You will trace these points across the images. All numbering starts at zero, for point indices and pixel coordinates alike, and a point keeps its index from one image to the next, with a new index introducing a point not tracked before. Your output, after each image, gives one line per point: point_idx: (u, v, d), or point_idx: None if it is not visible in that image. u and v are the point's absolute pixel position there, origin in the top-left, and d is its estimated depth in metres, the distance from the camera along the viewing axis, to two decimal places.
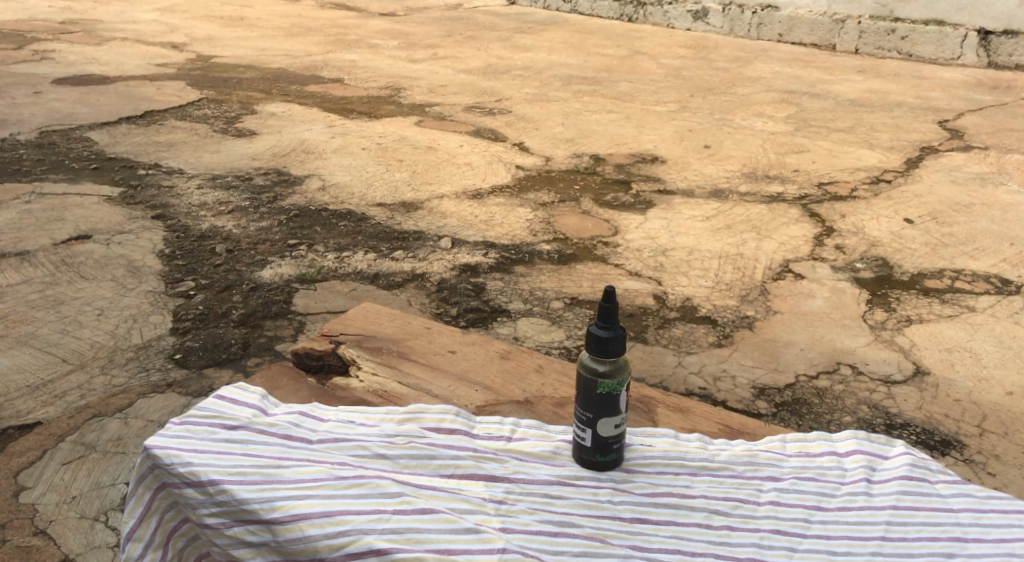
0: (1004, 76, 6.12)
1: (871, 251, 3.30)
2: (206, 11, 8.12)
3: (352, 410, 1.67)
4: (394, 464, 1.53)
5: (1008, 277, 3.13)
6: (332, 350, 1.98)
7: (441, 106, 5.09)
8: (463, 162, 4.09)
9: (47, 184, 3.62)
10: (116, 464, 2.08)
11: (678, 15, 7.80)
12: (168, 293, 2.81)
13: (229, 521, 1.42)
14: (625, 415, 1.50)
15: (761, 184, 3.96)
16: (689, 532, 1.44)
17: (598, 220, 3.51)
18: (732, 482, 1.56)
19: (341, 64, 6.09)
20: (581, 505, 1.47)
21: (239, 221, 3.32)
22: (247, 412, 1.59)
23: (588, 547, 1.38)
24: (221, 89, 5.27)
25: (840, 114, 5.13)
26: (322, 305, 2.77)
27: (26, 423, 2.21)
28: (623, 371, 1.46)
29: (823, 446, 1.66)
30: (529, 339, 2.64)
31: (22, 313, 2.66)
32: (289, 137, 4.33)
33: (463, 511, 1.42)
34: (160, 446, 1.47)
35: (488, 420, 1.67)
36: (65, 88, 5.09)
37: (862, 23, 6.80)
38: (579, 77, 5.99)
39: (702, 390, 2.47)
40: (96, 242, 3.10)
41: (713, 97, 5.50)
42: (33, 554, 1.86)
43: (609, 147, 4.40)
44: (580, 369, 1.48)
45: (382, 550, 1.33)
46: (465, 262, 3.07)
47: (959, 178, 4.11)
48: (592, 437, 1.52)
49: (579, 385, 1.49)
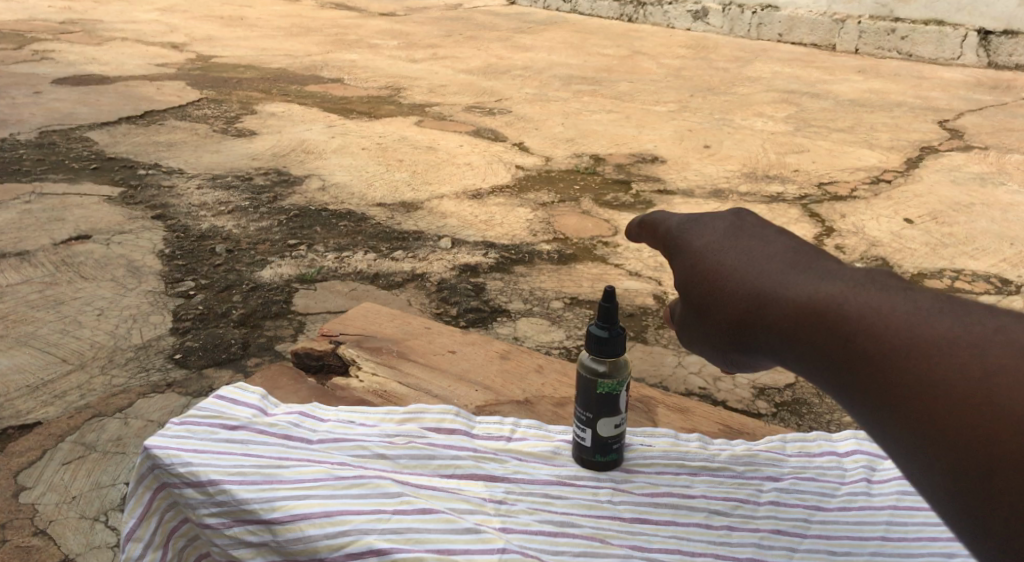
0: (1004, 76, 6.12)
1: (871, 251, 3.30)
2: (207, 11, 8.12)
3: (352, 410, 1.67)
4: (394, 464, 1.53)
5: (1009, 277, 3.13)
6: (332, 350, 1.97)
7: (441, 106, 5.09)
8: (463, 162, 4.09)
9: (47, 184, 3.62)
10: (116, 464, 2.08)
11: (678, 15, 7.80)
12: (168, 293, 2.81)
13: (229, 521, 1.41)
14: (625, 415, 1.51)
15: (761, 184, 3.95)
16: (689, 532, 1.44)
17: (598, 219, 3.51)
18: (733, 481, 1.56)
19: (341, 64, 6.08)
20: (581, 505, 1.47)
21: (240, 221, 3.32)
22: (247, 412, 1.59)
23: (588, 547, 1.38)
24: (221, 89, 5.28)
25: (839, 114, 5.13)
26: (323, 305, 2.77)
27: (26, 423, 2.20)
28: (623, 371, 1.47)
29: (824, 447, 1.67)
30: (530, 340, 2.64)
31: (22, 313, 2.65)
32: (288, 137, 4.33)
33: (464, 511, 1.42)
34: (160, 446, 1.46)
35: (488, 420, 1.68)
36: (65, 89, 5.09)
37: (862, 23, 6.81)
38: (579, 77, 5.98)
39: (703, 390, 2.47)
40: (97, 242, 3.10)
41: (713, 97, 5.49)
42: (33, 554, 1.85)
43: (609, 147, 4.40)
44: (580, 369, 1.49)
45: (382, 550, 1.32)
46: (465, 262, 3.07)
47: (959, 178, 4.11)
48: (592, 438, 1.52)
49: (579, 386, 1.50)
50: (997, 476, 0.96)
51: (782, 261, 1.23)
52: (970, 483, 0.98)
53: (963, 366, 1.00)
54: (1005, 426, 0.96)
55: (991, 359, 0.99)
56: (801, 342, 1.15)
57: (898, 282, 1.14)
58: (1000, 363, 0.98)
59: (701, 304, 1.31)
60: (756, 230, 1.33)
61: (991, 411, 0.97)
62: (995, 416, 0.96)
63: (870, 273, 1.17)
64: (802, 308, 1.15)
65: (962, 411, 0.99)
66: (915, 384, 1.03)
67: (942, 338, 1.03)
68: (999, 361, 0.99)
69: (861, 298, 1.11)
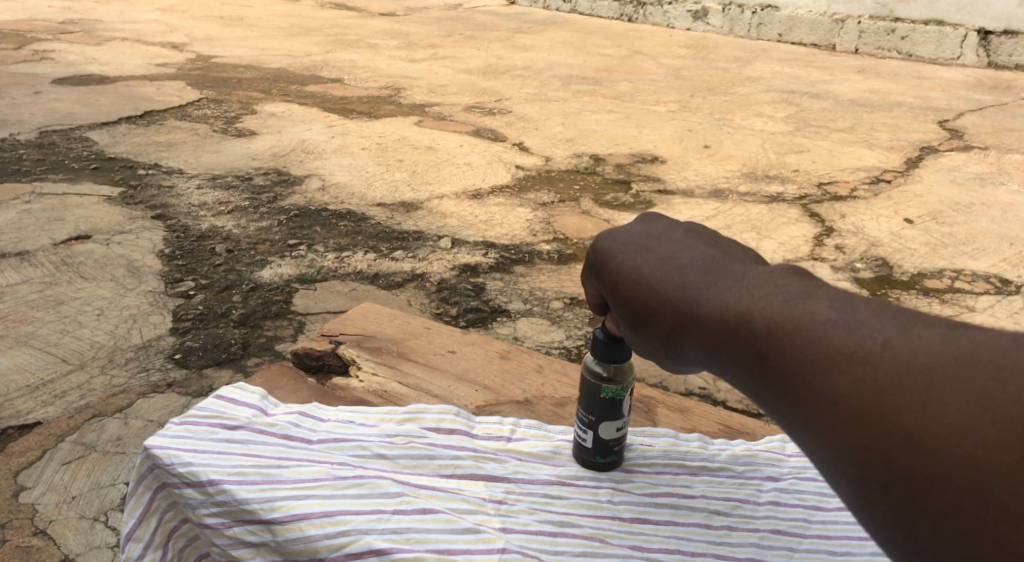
0: (1003, 76, 6.13)
1: (871, 251, 3.30)
2: (208, 11, 8.12)
3: (352, 410, 1.67)
4: (394, 464, 1.53)
5: (1009, 277, 3.13)
6: (332, 351, 1.97)
7: (441, 106, 5.09)
8: (463, 162, 4.09)
9: (47, 184, 3.62)
10: (116, 464, 2.08)
11: (678, 15, 7.79)
12: (168, 293, 2.81)
13: (229, 521, 1.41)
14: (626, 418, 1.52)
15: (761, 183, 3.95)
16: (689, 532, 1.44)
17: (598, 219, 3.51)
18: (732, 481, 1.56)
19: (341, 64, 6.08)
20: (581, 505, 1.48)
21: (240, 221, 3.32)
22: (247, 412, 1.59)
23: (588, 546, 1.38)
24: (221, 88, 5.28)
25: (839, 114, 5.13)
26: (322, 305, 2.78)
27: (26, 423, 2.20)
28: (628, 375, 1.49)
29: None
30: (530, 340, 2.64)
31: (22, 313, 2.65)
32: (288, 137, 4.33)
33: (463, 511, 1.43)
34: (160, 446, 1.46)
35: (488, 420, 1.68)
36: (65, 89, 5.09)
37: (862, 23, 6.81)
38: (579, 77, 5.98)
39: (702, 390, 2.47)
40: (97, 242, 3.10)
41: (713, 97, 5.49)
42: (33, 554, 1.86)
43: (609, 147, 4.40)
44: (584, 372, 1.50)
45: (382, 550, 1.32)
46: (465, 262, 3.07)
47: (959, 178, 4.12)
48: (594, 440, 1.52)
49: (584, 388, 1.51)
50: (896, 488, 0.95)
51: (695, 269, 1.23)
52: (870, 494, 0.97)
53: (857, 371, 0.99)
54: (899, 438, 0.95)
55: (882, 368, 0.98)
56: (711, 350, 1.15)
57: (799, 283, 1.12)
58: (889, 370, 0.97)
59: (624, 311, 1.32)
60: (670, 238, 1.32)
61: (883, 423, 0.96)
62: (887, 427, 0.95)
63: (774, 274, 1.16)
64: (707, 315, 1.15)
65: (855, 421, 0.98)
66: (811, 396, 1.02)
67: (838, 345, 1.01)
68: (889, 369, 0.97)
69: (761, 304, 1.10)
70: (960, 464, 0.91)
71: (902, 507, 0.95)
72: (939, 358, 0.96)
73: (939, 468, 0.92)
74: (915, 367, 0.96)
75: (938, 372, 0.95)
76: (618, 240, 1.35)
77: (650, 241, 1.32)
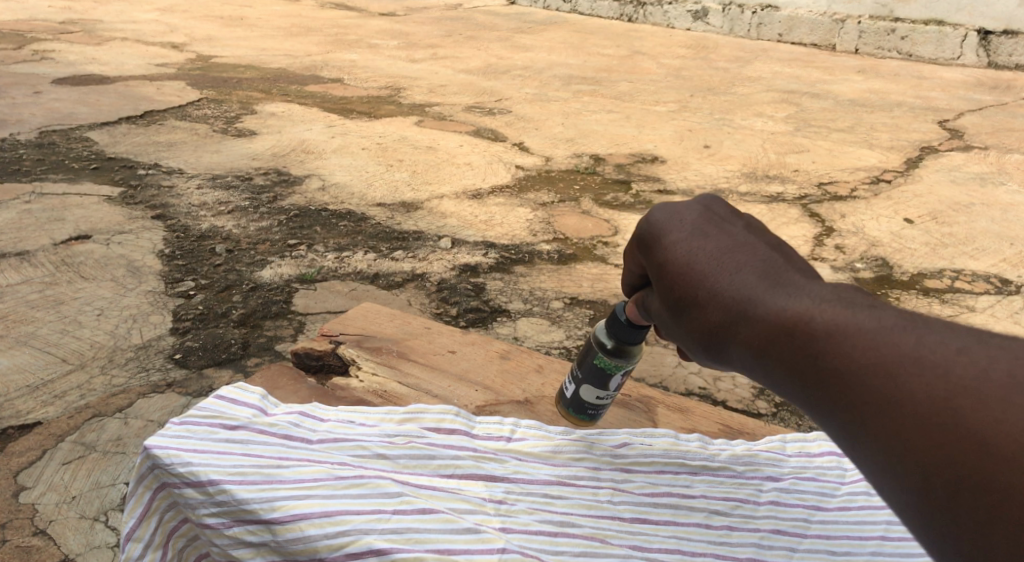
0: (1003, 76, 6.13)
1: (871, 251, 3.30)
2: (207, 11, 8.11)
3: (352, 410, 1.67)
4: (394, 464, 1.53)
5: (1009, 277, 3.13)
6: (332, 350, 1.96)
7: (441, 106, 5.09)
8: (463, 162, 4.09)
9: (47, 184, 3.62)
10: (116, 464, 2.08)
11: (678, 15, 7.79)
12: (168, 293, 2.81)
13: (229, 521, 1.40)
14: (610, 394, 1.65)
15: (761, 184, 3.95)
16: (689, 532, 1.48)
17: (598, 220, 3.51)
18: (732, 481, 1.57)
19: (341, 64, 6.08)
20: (581, 505, 1.49)
21: (240, 221, 3.32)
22: (247, 412, 1.58)
23: (588, 547, 1.40)
24: (221, 88, 5.28)
25: (839, 114, 5.13)
26: (322, 305, 2.78)
27: (26, 423, 2.20)
28: (625, 359, 1.59)
29: (824, 446, 1.67)
30: (530, 340, 2.64)
31: (22, 313, 2.65)
32: (288, 137, 4.33)
33: (463, 511, 1.43)
34: (159, 446, 1.45)
35: (488, 419, 1.66)
36: (65, 88, 5.09)
37: (862, 23, 6.81)
38: (579, 77, 5.98)
39: (702, 390, 2.47)
40: (96, 242, 3.10)
41: (713, 97, 5.49)
42: (33, 554, 1.86)
43: (609, 147, 4.40)
44: (592, 335, 1.61)
45: (382, 550, 1.32)
46: (465, 262, 3.07)
47: (959, 177, 4.12)
48: (573, 393, 1.67)
49: (585, 347, 1.62)
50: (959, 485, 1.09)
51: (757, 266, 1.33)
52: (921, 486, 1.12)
53: (931, 376, 1.12)
54: (968, 440, 1.09)
55: (953, 373, 1.12)
56: (771, 345, 1.25)
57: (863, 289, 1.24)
58: (960, 377, 1.11)
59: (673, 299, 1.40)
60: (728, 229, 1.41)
61: (944, 431, 1.10)
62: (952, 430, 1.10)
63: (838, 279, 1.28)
64: (773, 313, 1.26)
65: (928, 422, 1.11)
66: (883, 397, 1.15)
67: (911, 352, 1.14)
68: (960, 375, 1.11)
69: (830, 309, 1.22)
70: (1013, 474, 1.06)
71: (946, 504, 1.11)
72: (1002, 369, 1.10)
73: (996, 465, 1.07)
74: (986, 374, 1.10)
75: (1007, 380, 1.09)
76: (672, 222, 1.43)
77: (706, 228, 1.41)
